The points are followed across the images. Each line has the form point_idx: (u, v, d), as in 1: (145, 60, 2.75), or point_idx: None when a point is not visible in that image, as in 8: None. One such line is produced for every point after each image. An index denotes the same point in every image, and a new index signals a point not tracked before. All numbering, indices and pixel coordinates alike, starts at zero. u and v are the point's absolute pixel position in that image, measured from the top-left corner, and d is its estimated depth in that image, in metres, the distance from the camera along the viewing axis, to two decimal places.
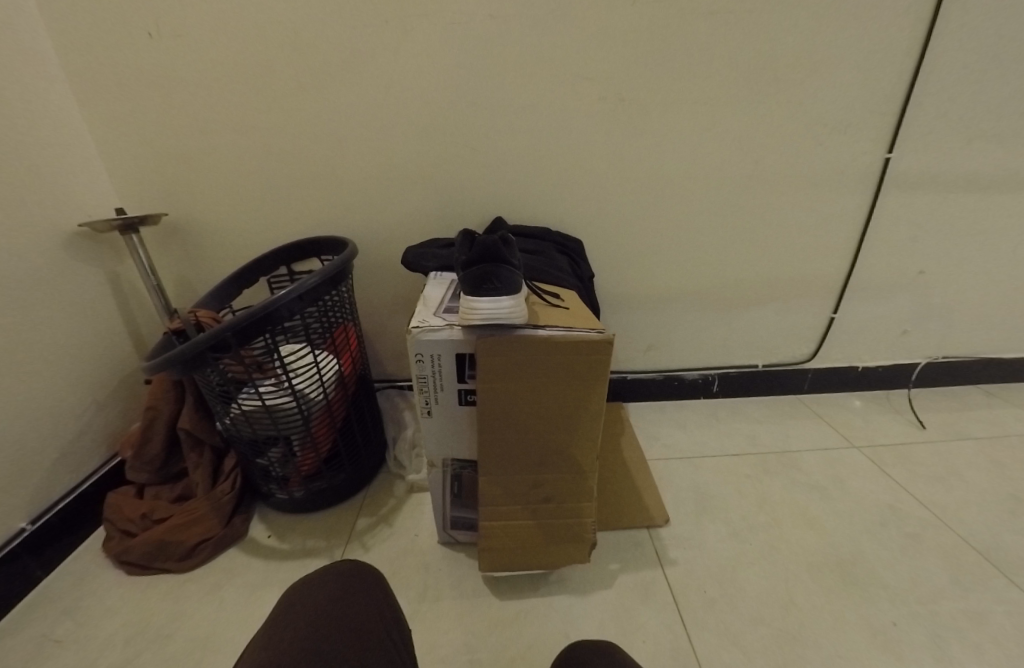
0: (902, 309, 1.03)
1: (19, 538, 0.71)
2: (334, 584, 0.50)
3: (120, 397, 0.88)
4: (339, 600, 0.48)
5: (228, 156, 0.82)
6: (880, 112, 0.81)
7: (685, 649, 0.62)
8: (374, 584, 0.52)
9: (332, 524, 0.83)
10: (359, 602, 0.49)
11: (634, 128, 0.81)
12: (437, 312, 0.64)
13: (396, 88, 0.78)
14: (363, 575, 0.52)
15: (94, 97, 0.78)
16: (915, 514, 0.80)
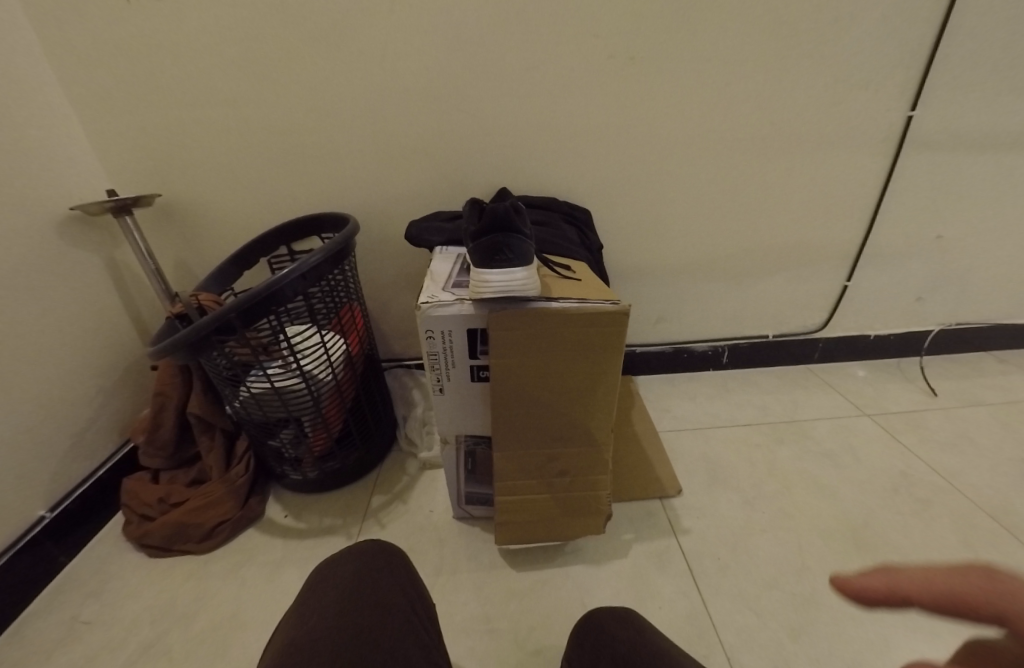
0: (916, 275, 1.01)
1: (39, 525, 0.72)
2: (356, 562, 0.50)
3: (127, 383, 0.88)
4: (362, 577, 0.49)
5: (221, 131, 0.79)
6: (904, 66, 0.77)
7: (701, 614, 0.64)
8: (396, 559, 0.52)
9: (347, 503, 0.84)
10: (382, 579, 0.49)
11: (645, 90, 0.78)
12: (446, 287, 0.63)
13: (396, 54, 0.74)
14: (382, 553, 0.52)
15: (73, 70, 0.74)
16: (927, 480, 0.81)
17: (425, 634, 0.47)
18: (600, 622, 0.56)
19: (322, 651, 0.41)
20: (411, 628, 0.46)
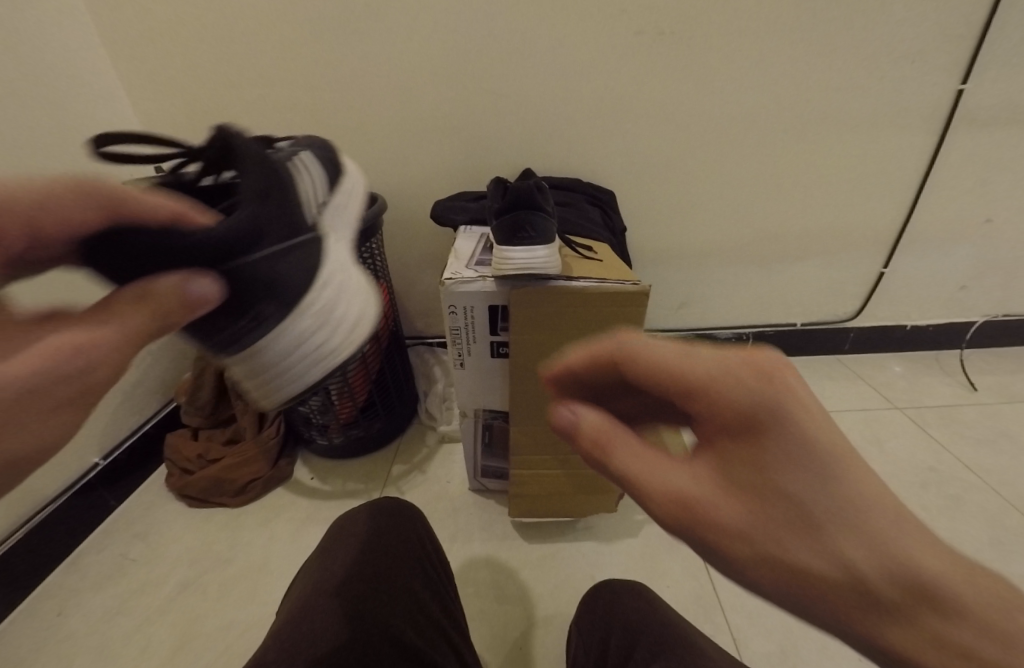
0: (961, 263, 0.96)
1: (94, 471, 0.78)
2: (374, 517, 0.55)
3: (170, 349, 0.94)
4: (382, 532, 0.53)
5: (255, 105, 0.82)
6: (955, 37, 0.73)
7: (709, 594, 0.65)
8: (412, 517, 0.57)
9: (370, 470, 0.88)
10: (402, 534, 0.54)
11: (674, 66, 0.76)
12: (470, 264, 0.64)
13: (423, 29, 0.74)
14: (401, 510, 0.57)
15: (123, 51, 0.78)
16: (957, 476, 0.78)
17: (440, 586, 0.52)
18: (619, 587, 0.57)
19: (355, 591, 0.46)
20: (431, 582, 0.51)
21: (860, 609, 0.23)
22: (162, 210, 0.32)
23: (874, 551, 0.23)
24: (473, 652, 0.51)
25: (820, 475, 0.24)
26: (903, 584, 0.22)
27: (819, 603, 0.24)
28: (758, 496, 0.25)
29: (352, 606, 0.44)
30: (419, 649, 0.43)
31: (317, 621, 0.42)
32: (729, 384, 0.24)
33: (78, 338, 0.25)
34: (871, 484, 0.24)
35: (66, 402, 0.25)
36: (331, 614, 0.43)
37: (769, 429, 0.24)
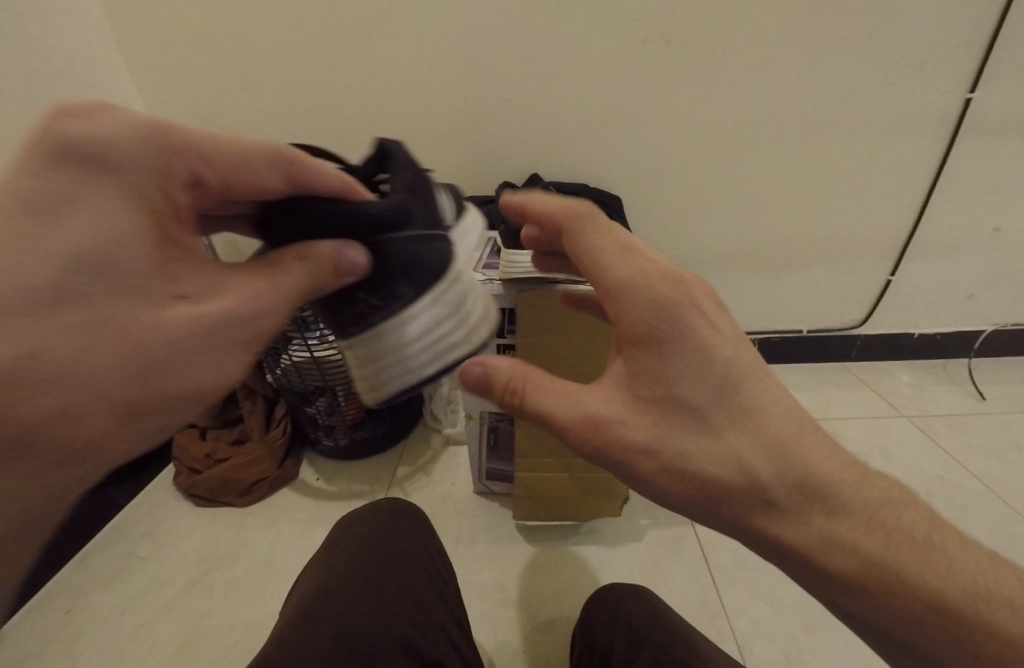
0: (969, 271, 0.96)
1: None
2: (377, 518, 0.55)
3: None
4: (384, 532, 0.53)
5: (266, 109, 0.83)
6: (963, 46, 0.73)
7: (713, 600, 0.65)
8: (415, 516, 0.57)
9: (375, 471, 0.88)
10: (404, 534, 0.54)
11: (681, 74, 0.76)
12: (477, 268, 0.65)
13: (433, 36, 0.75)
14: (403, 509, 0.57)
15: (139, 58, 0.80)
16: (965, 486, 0.77)
17: (442, 585, 0.52)
18: (623, 592, 0.57)
19: (356, 594, 0.46)
20: (434, 581, 0.51)
21: (737, 497, 0.31)
22: (335, 181, 0.34)
23: (761, 450, 0.31)
24: (476, 649, 0.51)
25: (718, 390, 0.32)
26: (792, 486, 0.30)
27: (711, 498, 0.32)
28: (672, 410, 0.32)
29: (355, 608, 0.45)
30: (420, 650, 0.43)
31: (319, 623, 0.43)
32: (649, 314, 0.32)
33: (260, 287, 0.31)
34: (771, 402, 0.32)
35: (239, 344, 0.30)
36: (333, 616, 0.43)
37: (685, 352, 0.32)
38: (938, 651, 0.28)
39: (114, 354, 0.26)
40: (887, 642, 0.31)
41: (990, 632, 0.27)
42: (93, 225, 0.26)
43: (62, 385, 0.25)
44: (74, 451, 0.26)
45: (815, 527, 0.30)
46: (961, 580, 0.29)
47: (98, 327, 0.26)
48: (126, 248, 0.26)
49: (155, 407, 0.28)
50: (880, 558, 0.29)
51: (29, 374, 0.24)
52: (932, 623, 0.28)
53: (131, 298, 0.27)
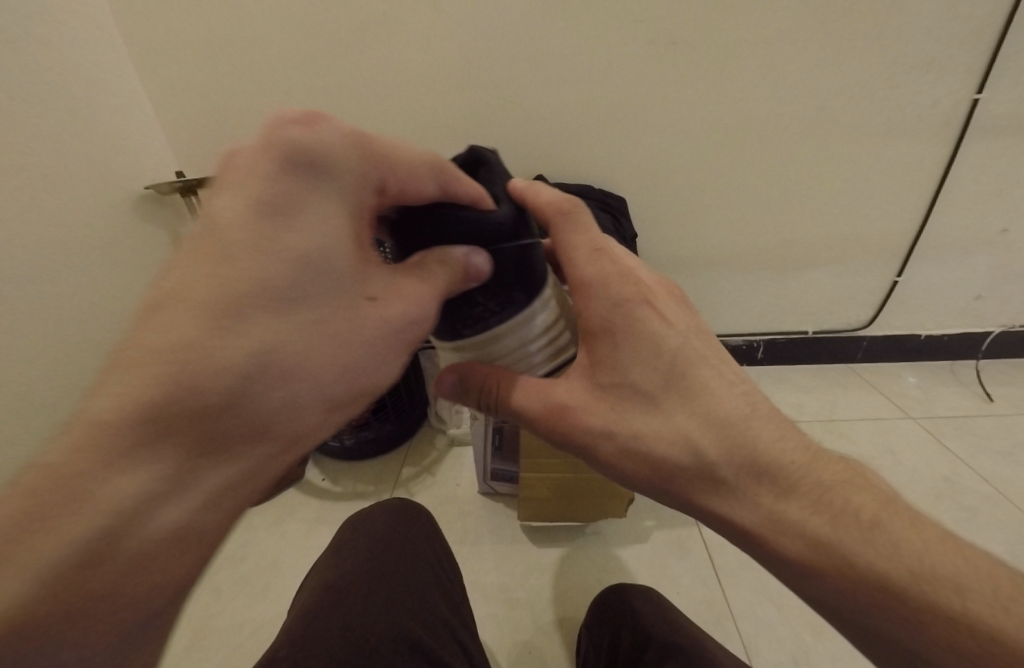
0: (976, 272, 0.95)
1: None
2: (382, 518, 0.55)
3: None
4: (390, 532, 0.53)
5: (274, 111, 0.83)
6: (971, 46, 0.73)
7: (720, 602, 0.64)
8: (421, 516, 0.57)
9: (380, 472, 0.88)
10: (410, 533, 0.54)
11: (687, 75, 0.76)
12: None
13: (439, 39, 0.76)
14: (409, 509, 0.57)
15: (148, 61, 0.80)
16: (974, 488, 0.77)
17: (448, 586, 0.52)
18: (628, 593, 0.57)
19: (362, 590, 0.46)
20: (439, 579, 0.52)
21: (687, 476, 0.33)
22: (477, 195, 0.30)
23: (705, 430, 0.32)
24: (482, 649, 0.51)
25: (666, 374, 0.33)
26: (739, 466, 0.31)
27: (662, 476, 0.33)
28: (626, 394, 0.34)
29: (361, 607, 0.45)
30: (426, 648, 0.44)
31: (327, 621, 0.43)
32: (605, 309, 0.35)
33: (424, 294, 0.28)
34: (721, 391, 0.33)
35: (405, 347, 0.30)
36: (340, 614, 0.44)
37: (636, 340, 0.34)
38: (905, 643, 0.27)
39: (325, 353, 0.27)
40: (859, 638, 0.29)
41: (955, 623, 0.26)
42: (313, 230, 0.26)
43: (294, 379, 0.26)
44: (291, 438, 0.27)
45: (759, 506, 0.31)
46: (928, 571, 0.27)
47: (313, 328, 0.26)
48: (331, 252, 0.26)
49: (349, 401, 0.29)
50: (829, 539, 0.29)
51: (272, 372, 0.25)
52: (893, 612, 0.27)
53: (334, 300, 0.27)
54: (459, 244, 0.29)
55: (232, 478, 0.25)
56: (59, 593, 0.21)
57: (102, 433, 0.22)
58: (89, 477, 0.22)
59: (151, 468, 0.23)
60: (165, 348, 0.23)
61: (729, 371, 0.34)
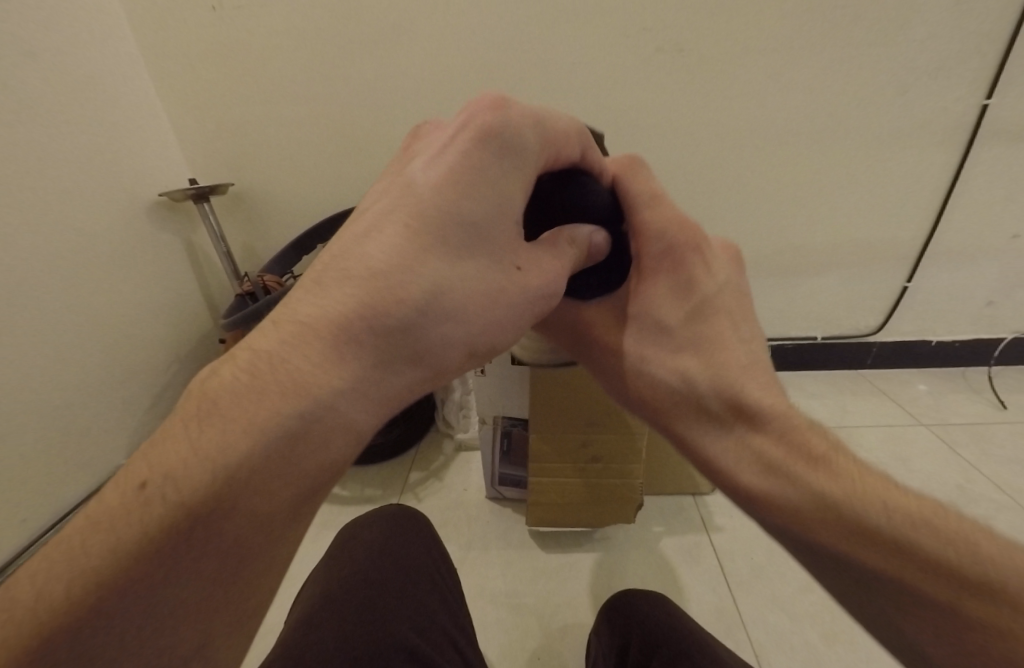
0: (987, 278, 0.94)
1: (122, 472, 0.82)
2: (380, 524, 0.55)
3: (197, 355, 0.97)
4: (388, 537, 0.54)
5: (284, 119, 0.84)
6: (977, 53, 0.73)
7: (730, 609, 0.64)
8: (418, 523, 0.58)
9: (388, 476, 0.89)
10: (407, 539, 0.54)
11: (693, 83, 0.77)
12: None
13: (447, 48, 0.77)
14: (408, 515, 0.57)
15: (164, 72, 0.83)
16: (987, 496, 0.76)
17: (446, 591, 0.53)
18: (638, 599, 0.56)
19: (356, 601, 0.46)
20: (433, 581, 0.52)
21: (675, 401, 0.34)
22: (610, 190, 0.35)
23: (705, 365, 0.33)
24: (478, 646, 0.52)
25: (691, 312, 0.34)
26: (732, 399, 0.31)
27: (655, 399, 0.35)
28: (646, 322, 0.35)
29: (358, 614, 0.45)
30: (421, 651, 0.44)
31: (323, 627, 0.43)
32: (656, 249, 0.35)
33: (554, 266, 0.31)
34: (733, 338, 0.33)
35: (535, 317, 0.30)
36: (337, 620, 0.44)
37: (672, 281, 0.35)
38: (863, 574, 0.26)
39: (479, 303, 0.27)
40: (818, 568, 0.28)
41: (918, 557, 0.24)
42: (493, 193, 0.27)
43: (449, 322, 0.26)
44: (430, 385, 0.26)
45: (738, 437, 0.31)
46: (889, 508, 0.26)
47: (476, 280, 0.27)
48: (501, 214, 0.27)
49: (481, 357, 0.28)
50: (784, 465, 0.29)
51: (438, 310, 0.25)
52: (837, 536, 0.26)
53: (493, 261, 0.28)
54: (586, 224, 0.33)
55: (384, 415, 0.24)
56: (223, 490, 0.20)
57: (310, 333, 0.22)
58: (292, 372, 0.21)
59: (331, 377, 0.22)
60: (361, 271, 0.24)
61: (748, 327, 0.34)
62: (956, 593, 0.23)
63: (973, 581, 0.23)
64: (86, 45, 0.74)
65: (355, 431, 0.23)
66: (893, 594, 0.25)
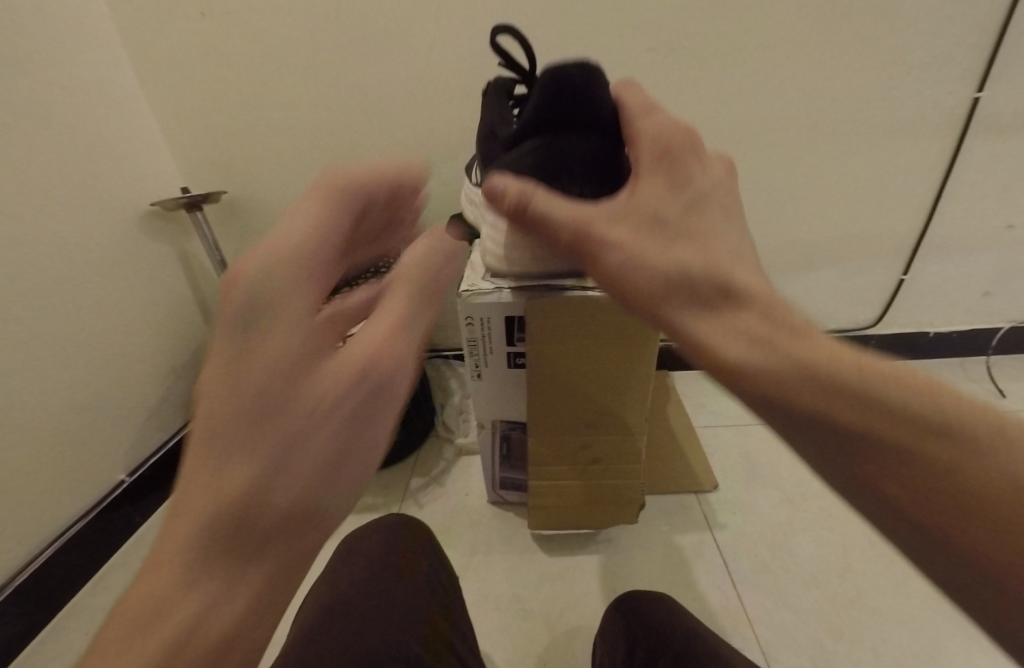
0: (984, 269, 0.94)
1: (120, 487, 0.81)
2: (379, 534, 0.55)
3: (193, 365, 0.96)
4: (386, 548, 0.53)
5: (276, 126, 0.84)
6: (969, 44, 0.73)
7: (736, 608, 0.64)
8: (417, 531, 0.56)
9: (389, 482, 0.88)
10: (405, 548, 0.54)
11: (685, 81, 0.77)
12: (486, 276, 0.65)
13: (439, 52, 0.77)
14: (406, 524, 0.57)
15: (154, 81, 0.82)
16: None
17: (446, 599, 0.51)
18: (641, 601, 0.56)
19: (355, 612, 0.47)
20: (433, 589, 0.51)
21: (663, 284, 0.30)
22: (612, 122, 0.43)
23: (701, 254, 0.30)
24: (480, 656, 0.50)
25: (690, 202, 0.32)
26: (732, 283, 0.29)
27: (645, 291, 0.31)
28: (642, 212, 0.32)
29: (358, 625, 0.46)
30: (424, 664, 0.43)
31: (323, 640, 0.44)
32: (658, 150, 0.34)
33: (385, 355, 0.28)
34: (726, 231, 0.32)
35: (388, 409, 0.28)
36: (337, 632, 0.44)
37: (672, 176, 0.33)
38: (865, 448, 0.24)
39: (316, 447, 0.25)
40: (814, 450, 0.25)
41: (935, 428, 0.23)
42: (279, 349, 0.24)
43: (291, 482, 0.25)
44: (308, 523, 0.26)
45: (733, 320, 0.29)
46: (899, 382, 0.24)
47: (301, 433, 0.25)
48: (300, 362, 0.25)
49: (353, 473, 0.27)
50: (777, 341, 0.27)
51: (264, 491, 0.24)
52: (841, 414, 0.24)
53: (314, 404, 0.25)
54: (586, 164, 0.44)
55: (267, 577, 0.25)
56: None
57: (155, 569, 0.23)
58: (152, 613, 0.22)
59: (191, 603, 0.23)
60: (183, 502, 0.23)
61: (738, 226, 0.33)
62: (944, 448, 0.22)
63: (983, 444, 0.22)
64: (74, 54, 0.73)
65: (238, 626, 0.23)
66: (898, 466, 0.23)
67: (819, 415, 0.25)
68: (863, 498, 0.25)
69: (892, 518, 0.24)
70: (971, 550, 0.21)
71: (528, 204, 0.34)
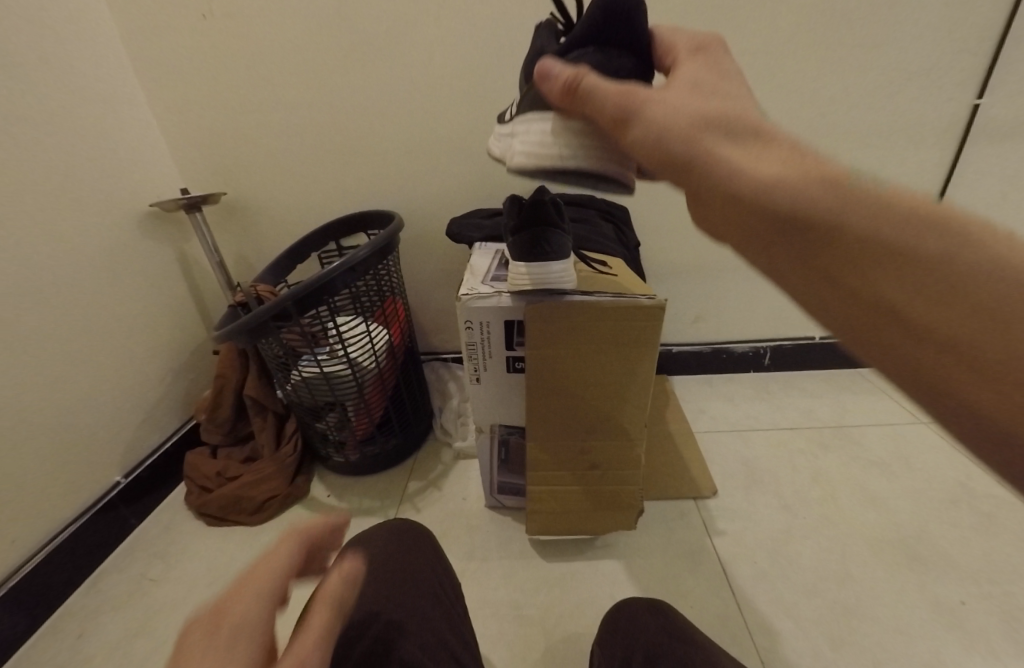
0: None
1: (116, 489, 0.80)
2: (383, 540, 0.55)
3: (190, 367, 0.96)
4: (391, 553, 0.53)
5: (277, 127, 0.84)
6: (969, 55, 0.75)
7: (735, 615, 0.63)
8: (421, 540, 0.57)
9: (386, 486, 0.88)
10: (409, 555, 0.54)
11: None
12: (485, 280, 0.65)
13: (441, 55, 0.77)
14: (410, 531, 0.57)
15: (155, 82, 0.82)
16: (988, 493, 0.76)
17: (449, 606, 0.51)
18: (640, 609, 0.56)
19: (358, 614, 0.45)
20: (435, 595, 0.51)
21: (699, 124, 0.32)
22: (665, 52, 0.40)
23: (734, 110, 0.33)
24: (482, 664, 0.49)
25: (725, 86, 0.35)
26: (758, 133, 0.32)
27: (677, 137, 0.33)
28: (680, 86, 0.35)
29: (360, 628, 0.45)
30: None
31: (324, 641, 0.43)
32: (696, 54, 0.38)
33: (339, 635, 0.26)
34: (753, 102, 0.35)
35: None
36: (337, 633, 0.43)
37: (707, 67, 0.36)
38: (870, 242, 0.25)
39: None
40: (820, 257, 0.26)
41: (945, 224, 0.24)
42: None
43: None
44: None
45: (760, 156, 0.30)
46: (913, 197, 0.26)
47: None
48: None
49: None
50: (803, 166, 0.29)
51: None
52: (857, 215, 0.25)
53: None
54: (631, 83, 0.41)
55: None
56: None
57: None
58: None
59: None
60: None
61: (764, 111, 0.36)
62: (939, 245, 0.23)
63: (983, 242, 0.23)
64: (76, 54, 0.73)
65: None
66: (901, 254, 0.24)
67: (833, 217, 0.26)
68: (844, 304, 0.25)
69: (884, 324, 0.24)
70: (965, 351, 0.21)
71: (581, 82, 0.37)
